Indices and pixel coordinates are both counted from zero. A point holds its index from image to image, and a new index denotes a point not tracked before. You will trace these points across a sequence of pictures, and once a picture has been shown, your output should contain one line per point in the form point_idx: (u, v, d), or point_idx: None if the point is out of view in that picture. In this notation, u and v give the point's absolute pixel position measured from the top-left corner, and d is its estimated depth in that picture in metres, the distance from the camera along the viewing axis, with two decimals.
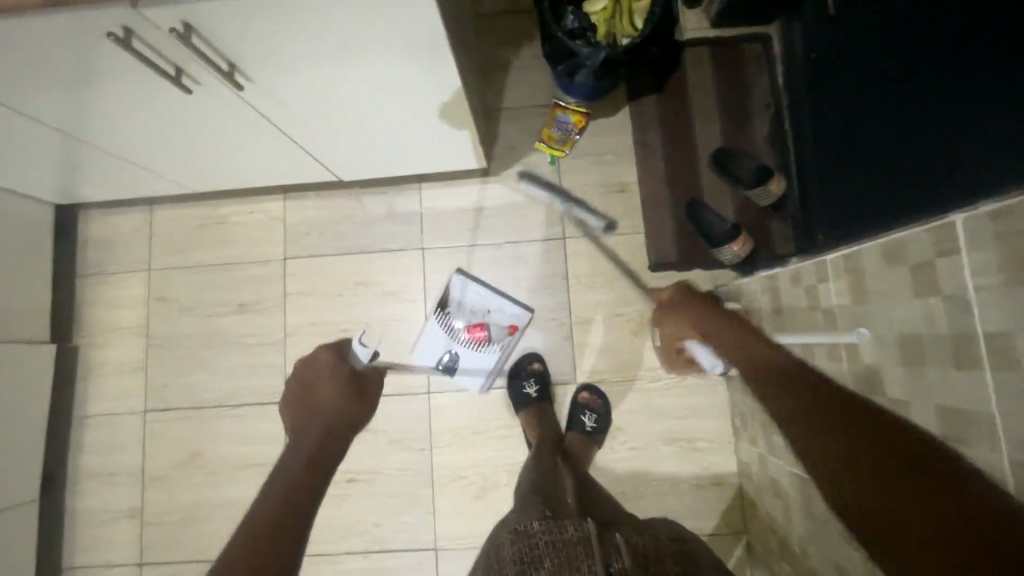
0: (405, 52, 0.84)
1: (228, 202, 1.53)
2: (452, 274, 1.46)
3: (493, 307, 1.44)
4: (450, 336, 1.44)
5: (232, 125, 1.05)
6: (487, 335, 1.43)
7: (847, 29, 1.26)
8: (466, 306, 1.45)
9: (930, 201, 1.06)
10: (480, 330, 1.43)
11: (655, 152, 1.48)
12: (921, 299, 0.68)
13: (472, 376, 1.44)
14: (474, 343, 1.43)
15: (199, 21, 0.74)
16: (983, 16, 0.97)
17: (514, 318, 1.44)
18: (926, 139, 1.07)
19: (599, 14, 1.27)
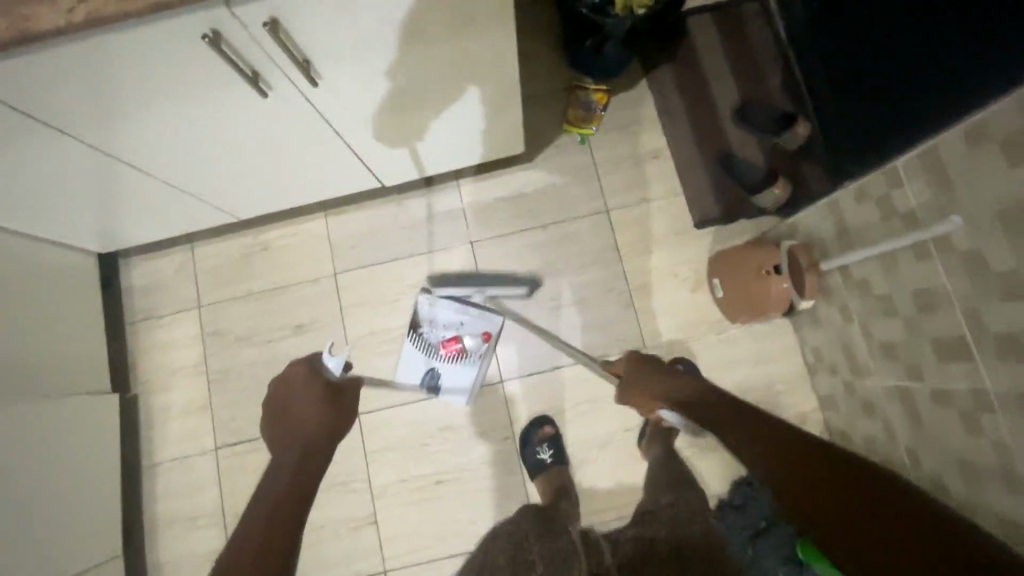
0: (472, 24, 0.86)
1: (270, 228, 1.53)
2: (418, 293, 1.48)
3: (464, 319, 1.46)
4: (429, 354, 1.45)
5: (294, 134, 1.07)
6: (463, 347, 1.44)
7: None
8: (439, 322, 1.46)
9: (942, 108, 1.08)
10: (454, 343, 1.43)
11: (678, 116, 1.52)
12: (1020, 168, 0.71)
13: (454, 392, 1.43)
14: (452, 357, 1.43)
15: (287, 14, 0.76)
16: None
17: (487, 326, 1.45)
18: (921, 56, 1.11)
19: None
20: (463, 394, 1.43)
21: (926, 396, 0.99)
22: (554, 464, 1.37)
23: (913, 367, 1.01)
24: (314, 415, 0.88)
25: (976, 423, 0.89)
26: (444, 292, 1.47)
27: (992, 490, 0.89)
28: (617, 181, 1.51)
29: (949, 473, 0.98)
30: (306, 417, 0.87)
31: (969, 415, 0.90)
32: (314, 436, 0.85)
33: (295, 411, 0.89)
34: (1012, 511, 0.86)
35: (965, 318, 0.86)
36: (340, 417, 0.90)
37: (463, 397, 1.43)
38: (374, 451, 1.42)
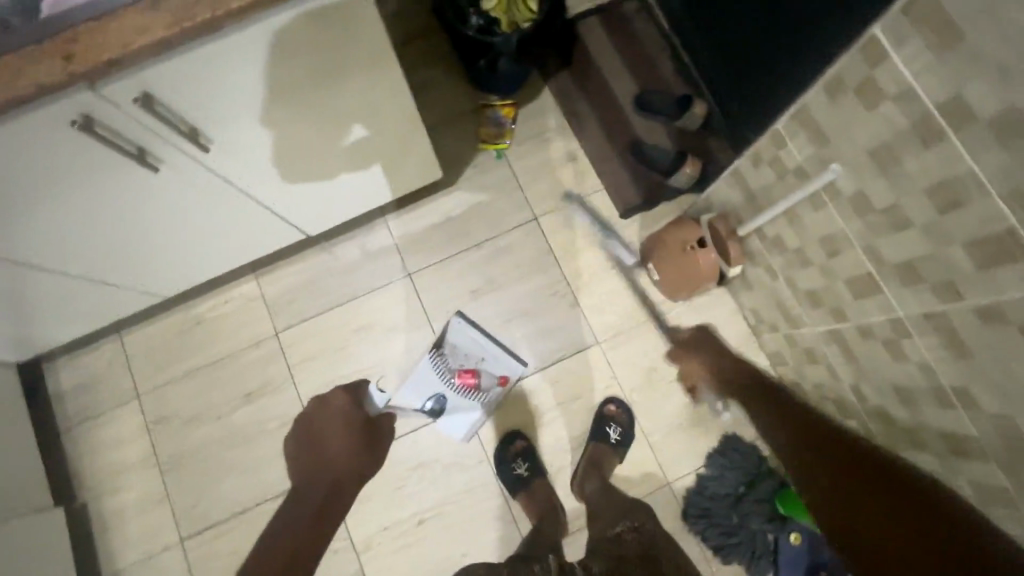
0: (355, 62, 0.88)
1: (201, 299, 1.48)
2: (450, 316, 1.47)
3: (487, 355, 1.45)
4: (441, 378, 1.44)
5: (200, 203, 1.04)
6: (477, 382, 1.42)
7: None
8: (459, 350, 1.46)
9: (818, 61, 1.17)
10: (471, 376, 1.42)
11: (585, 115, 1.58)
12: (875, 111, 0.78)
13: (455, 425, 1.42)
14: (464, 389, 1.42)
15: (158, 85, 0.75)
16: None
17: (505, 371, 1.45)
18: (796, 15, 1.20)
19: (496, 9, 1.37)
20: (465, 431, 1.41)
21: (853, 334, 1.05)
22: (531, 476, 1.37)
23: (837, 309, 1.07)
24: None
25: (898, 349, 0.96)
26: (476, 322, 1.47)
27: (927, 407, 0.95)
28: (539, 188, 1.55)
29: (890, 400, 1.03)
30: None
31: (892, 343, 0.96)
32: None
33: None
34: (947, 423, 0.92)
35: (866, 255, 0.92)
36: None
37: (461, 431, 1.41)
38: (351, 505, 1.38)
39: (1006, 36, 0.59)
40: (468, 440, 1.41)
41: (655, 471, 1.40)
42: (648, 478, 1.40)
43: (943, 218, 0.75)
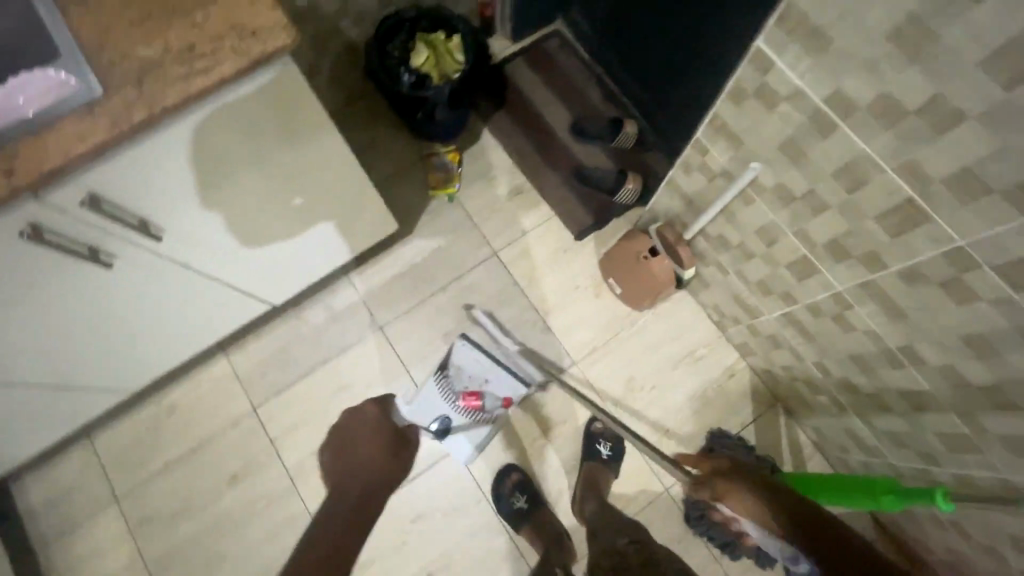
0: (295, 132, 0.91)
1: (171, 389, 1.45)
2: (455, 337, 1.50)
3: (491, 376, 1.47)
4: (446, 398, 1.45)
5: (159, 291, 1.04)
6: (481, 404, 1.43)
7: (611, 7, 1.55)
8: (465, 371, 1.47)
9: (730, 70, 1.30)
10: (475, 398, 1.43)
11: (526, 149, 1.66)
12: (775, 112, 0.86)
13: (461, 447, 1.42)
14: (467, 410, 1.43)
15: (104, 185, 0.77)
16: None
17: (509, 393, 1.45)
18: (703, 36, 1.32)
19: (425, 64, 1.45)
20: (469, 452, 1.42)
21: (805, 314, 1.11)
22: (531, 508, 1.36)
23: (785, 294, 1.13)
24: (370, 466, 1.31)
25: (845, 321, 1.02)
26: (480, 344, 1.50)
27: (884, 370, 1.00)
28: (493, 224, 1.60)
29: (850, 370, 1.09)
30: (364, 461, 1.32)
31: (838, 317, 1.03)
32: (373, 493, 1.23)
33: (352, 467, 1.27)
34: (904, 382, 0.97)
35: (799, 239, 0.99)
36: None
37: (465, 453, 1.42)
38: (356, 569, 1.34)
39: (866, 33, 0.67)
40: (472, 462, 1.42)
41: (652, 480, 1.41)
42: (646, 488, 1.41)
43: (853, 196, 0.83)
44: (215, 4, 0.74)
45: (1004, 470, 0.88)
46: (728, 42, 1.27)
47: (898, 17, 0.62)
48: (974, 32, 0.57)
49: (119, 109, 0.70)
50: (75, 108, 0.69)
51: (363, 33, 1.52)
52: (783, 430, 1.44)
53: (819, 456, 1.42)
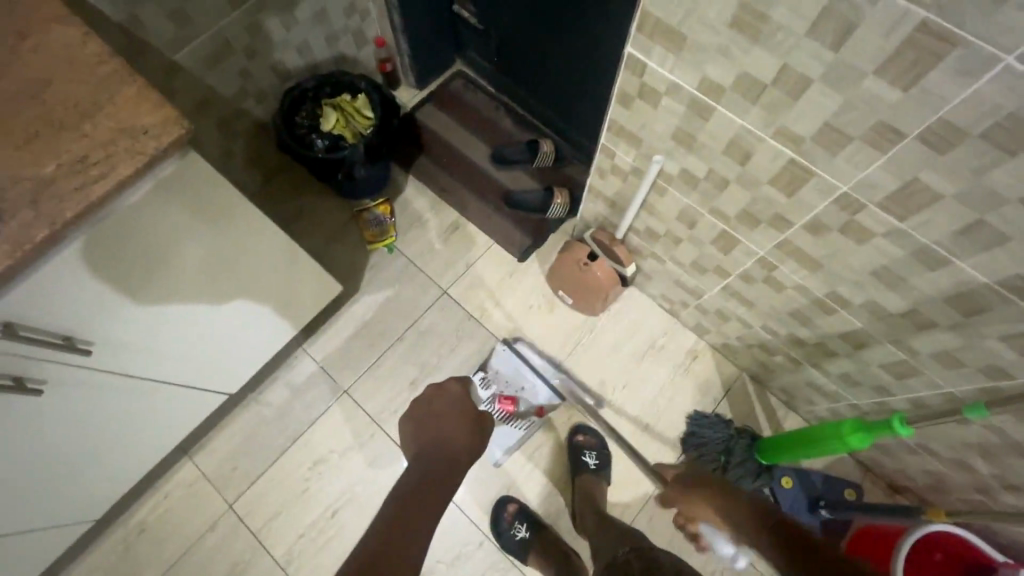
0: (210, 217, 0.93)
1: (136, 506, 1.37)
2: (498, 343, 1.52)
3: (526, 384, 1.47)
4: (485, 400, 1.45)
5: (100, 407, 1.00)
6: (516, 409, 1.44)
7: (503, 42, 1.64)
8: (503, 376, 1.48)
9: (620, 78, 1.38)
10: (511, 403, 1.43)
11: (454, 187, 1.70)
12: (659, 107, 0.92)
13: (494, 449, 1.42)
14: (504, 414, 1.43)
15: (17, 312, 0.74)
16: None
17: (543, 401, 1.46)
18: (589, 51, 1.41)
19: (336, 126, 1.49)
20: (502, 450, 1.41)
21: (741, 284, 1.17)
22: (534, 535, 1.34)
23: (718, 269, 1.19)
24: (458, 437, 1.07)
25: (776, 283, 1.07)
26: (520, 351, 1.51)
27: (820, 318, 1.06)
28: (437, 264, 1.62)
29: (794, 325, 1.15)
30: (454, 436, 1.08)
31: (769, 280, 1.08)
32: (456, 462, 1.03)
33: (443, 423, 1.10)
34: (841, 326, 1.03)
35: (714, 216, 1.05)
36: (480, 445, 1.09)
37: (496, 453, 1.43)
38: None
39: (711, 25, 0.74)
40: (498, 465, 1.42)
41: (644, 476, 1.43)
42: (640, 486, 1.42)
43: (746, 167, 0.89)
44: (103, 111, 0.74)
45: (945, 384, 0.96)
46: (612, 55, 1.36)
47: (733, 6, 0.70)
48: (797, 9, 0.65)
49: (19, 231, 0.68)
50: None
51: (269, 108, 1.54)
52: (753, 398, 1.48)
53: (793, 415, 1.47)
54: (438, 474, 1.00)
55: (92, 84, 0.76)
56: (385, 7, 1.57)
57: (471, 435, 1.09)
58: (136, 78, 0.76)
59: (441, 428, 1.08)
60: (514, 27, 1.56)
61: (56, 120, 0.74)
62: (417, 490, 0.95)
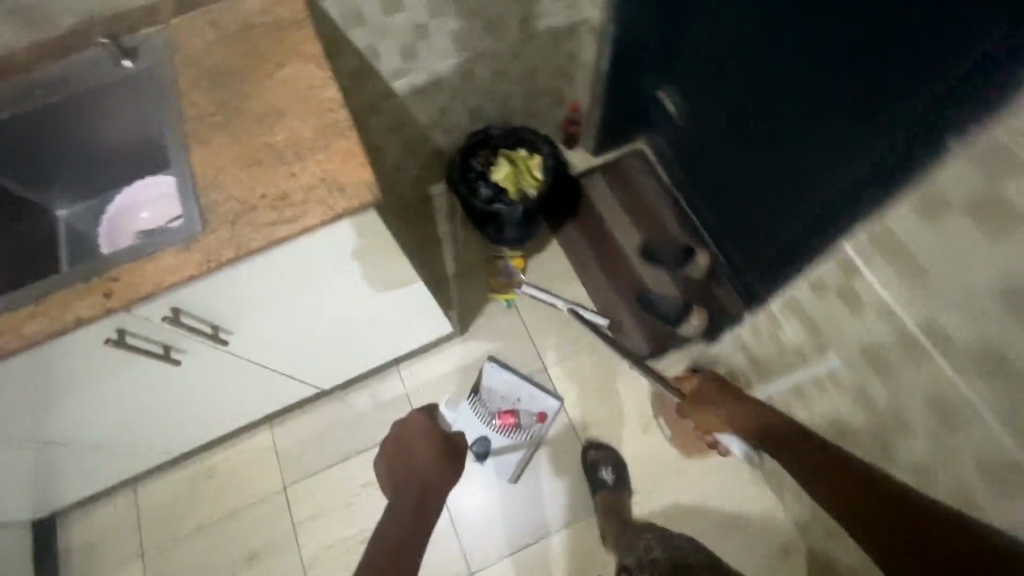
0: (369, 265, 0.95)
1: (214, 451, 1.51)
2: (483, 360, 1.55)
3: (523, 395, 1.52)
4: (483, 420, 1.48)
5: (218, 378, 1.09)
6: (517, 422, 1.48)
7: (697, 143, 1.54)
8: (497, 393, 1.52)
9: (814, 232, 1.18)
10: (511, 415, 1.48)
11: (592, 266, 1.66)
12: (859, 314, 0.80)
13: (501, 466, 1.46)
14: (506, 428, 1.47)
15: (186, 302, 0.82)
16: (767, 110, 1.23)
17: (543, 408, 1.51)
18: (789, 188, 1.23)
19: (504, 178, 1.50)
20: (510, 463, 1.46)
21: None
22: None
23: None
24: (427, 471, 0.93)
25: None
26: (506, 362, 1.55)
27: None
28: (548, 335, 1.59)
29: None
30: (423, 468, 0.94)
31: None
32: (427, 505, 0.91)
33: (412, 455, 0.96)
34: None
35: (880, 450, 0.86)
36: (452, 477, 0.95)
37: (538, 521, 1.42)
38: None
39: (977, 278, 0.60)
40: (514, 483, 1.45)
41: None
42: None
43: (946, 431, 0.73)
44: (316, 157, 0.80)
45: None
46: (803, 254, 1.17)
47: (1011, 276, 0.56)
48: None
49: (212, 246, 0.76)
50: (177, 241, 0.76)
51: (452, 142, 1.61)
52: None
53: None
54: (406, 521, 0.88)
55: (317, 132, 0.82)
56: (592, 79, 1.56)
57: (442, 465, 0.94)
58: (353, 135, 0.81)
59: (410, 461, 0.95)
60: (714, 132, 1.45)
61: (277, 152, 0.81)
62: (387, 547, 0.86)
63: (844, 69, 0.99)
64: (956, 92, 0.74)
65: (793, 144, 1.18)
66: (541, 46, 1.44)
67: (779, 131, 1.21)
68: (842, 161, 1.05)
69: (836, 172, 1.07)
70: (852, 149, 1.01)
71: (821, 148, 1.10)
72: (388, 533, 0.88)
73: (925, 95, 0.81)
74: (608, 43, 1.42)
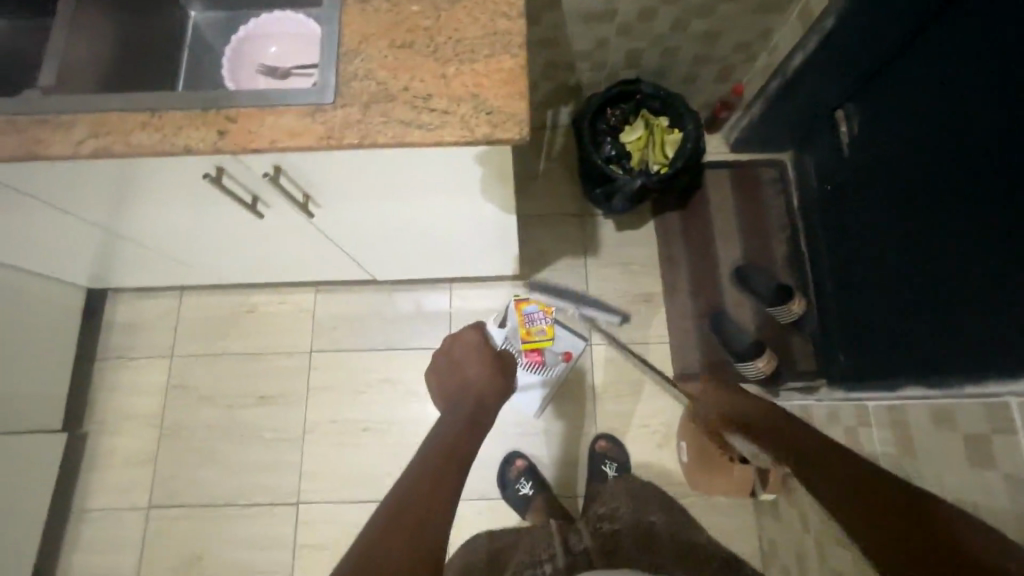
0: (477, 196, 0.88)
1: (258, 292, 1.55)
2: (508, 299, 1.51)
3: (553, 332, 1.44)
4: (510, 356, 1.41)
5: (289, 238, 1.08)
6: (543, 360, 1.42)
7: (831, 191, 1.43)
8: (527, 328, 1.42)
9: (933, 336, 1.09)
10: (538, 354, 1.41)
11: (679, 263, 1.55)
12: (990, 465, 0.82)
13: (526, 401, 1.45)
14: (531, 365, 1.42)
15: (290, 167, 0.78)
16: (879, 191, 1.24)
17: (569, 346, 1.46)
18: (892, 277, 1.21)
19: (633, 143, 1.38)
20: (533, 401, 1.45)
21: None
22: None
23: None
24: (481, 377, 0.97)
25: None
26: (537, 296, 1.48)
27: None
28: (606, 315, 1.52)
29: None
30: (476, 375, 0.97)
31: None
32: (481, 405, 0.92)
33: (466, 366, 0.99)
34: None
35: None
36: (501, 384, 0.98)
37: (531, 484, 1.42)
38: (304, 523, 1.41)
39: None
40: (538, 418, 1.46)
41: None
42: None
43: None
44: (471, 65, 0.71)
45: None
46: (900, 361, 1.18)
47: None
48: None
49: (337, 124, 0.69)
50: (304, 103, 0.70)
51: (593, 79, 1.46)
52: None
53: None
54: (465, 414, 0.89)
55: (482, 37, 0.72)
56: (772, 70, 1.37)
57: (494, 373, 0.98)
58: (519, 55, 0.71)
59: (464, 372, 0.98)
60: (835, 193, 1.41)
61: (433, 44, 0.72)
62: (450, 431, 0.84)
63: (899, 183, 1.17)
64: (1002, 199, 0.95)
65: (902, 232, 1.18)
66: (737, 12, 1.25)
67: (894, 215, 1.20)
68: (935, 276, 1.10)
69: (937, 263, 1.09)
70: (910, 254, 1.16)
71: (885, 240, 1.23)
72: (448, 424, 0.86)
73: (973, 201, 1.01)
74: (815, 38, 1.22)
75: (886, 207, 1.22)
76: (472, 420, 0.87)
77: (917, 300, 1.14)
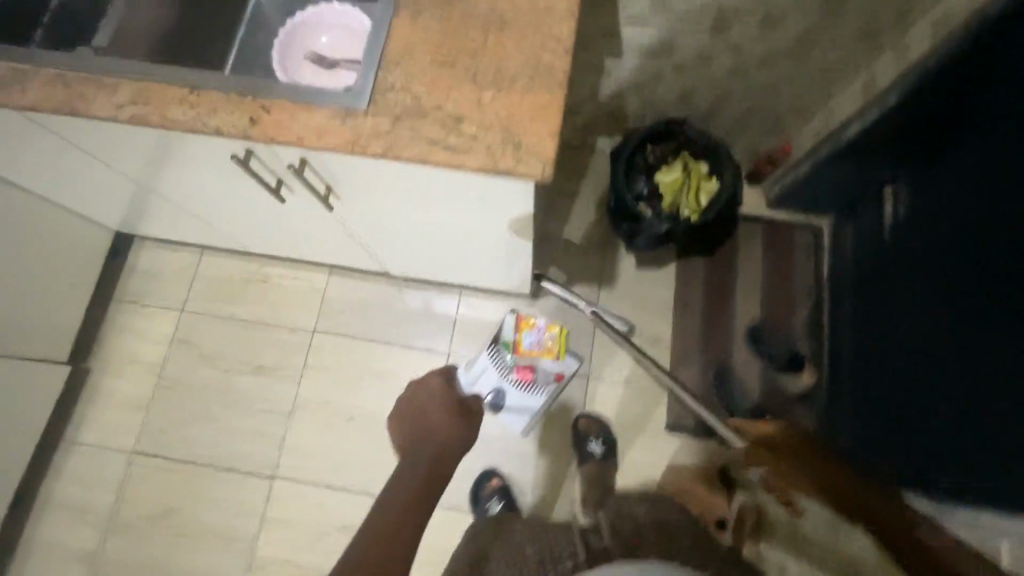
0: (493, 220, 0.87)
1: (274, 264, 1.58)
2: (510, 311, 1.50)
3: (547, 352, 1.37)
4: (501, 373, 1.36)
5: (308, 222, 1.09)
6: (534, 378, 1.37)
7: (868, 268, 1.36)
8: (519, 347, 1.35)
9: (988, 437, 1.03)
10: (530, 372, 1.36)
11: (694, 311, 1.51)
12: None
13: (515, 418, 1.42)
14: (523, 383, 1.37)
15: (315, 162, 0.78)
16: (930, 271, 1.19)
17: (563, 367, 1.39)
18: (933, 365, 1.15)
19: (667, 185, 1.34)
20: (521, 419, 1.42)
21: None
22: None
23: None
24: (441, 429, 0.89)
25: None
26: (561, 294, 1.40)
27: None
28: (610, 349, 1.49)
29: None
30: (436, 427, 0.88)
31: None
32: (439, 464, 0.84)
33: (428, 417, 0.90)
34: None
35: None
36: (465, 435, 0.90)
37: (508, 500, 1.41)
38: (277, 496, 1.43)
39: None
40: (524, 438, 1.45)
41: None
42: None
43: None
44: (508, 93, 0.70)
45: None
46: (944, 454, 1.12)
47: None
48: None
49: (366, 131, 0.70)
50: (338, 104, 0.70)
51: (640, 112, 1.43)
52: None
53: None
54: (419, 476, 0.81)
55: (524, 66, 0.71)
56: (821, 137, 1.31)
57: (457, 425, 0.89)
58: (557, 91, 0.70)
59: (425, 422, 0.89)
60: (871, 269, 1.35)
61: (474, 66, 0.71)
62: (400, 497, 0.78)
63: (956, 265, 1.12)
64: None
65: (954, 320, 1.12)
66: (799, 70, 1.21)
67: (944, 300, 1.14)
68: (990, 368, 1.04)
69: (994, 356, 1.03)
70: (961, 341, 1.10)
71: (930, 327, 1.17)
72: (399, 488, 0.79)
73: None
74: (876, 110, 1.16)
75: (937, 291, 1.16)
76: (426, 484, 0.80)
77: (967, 393, 1.08)
